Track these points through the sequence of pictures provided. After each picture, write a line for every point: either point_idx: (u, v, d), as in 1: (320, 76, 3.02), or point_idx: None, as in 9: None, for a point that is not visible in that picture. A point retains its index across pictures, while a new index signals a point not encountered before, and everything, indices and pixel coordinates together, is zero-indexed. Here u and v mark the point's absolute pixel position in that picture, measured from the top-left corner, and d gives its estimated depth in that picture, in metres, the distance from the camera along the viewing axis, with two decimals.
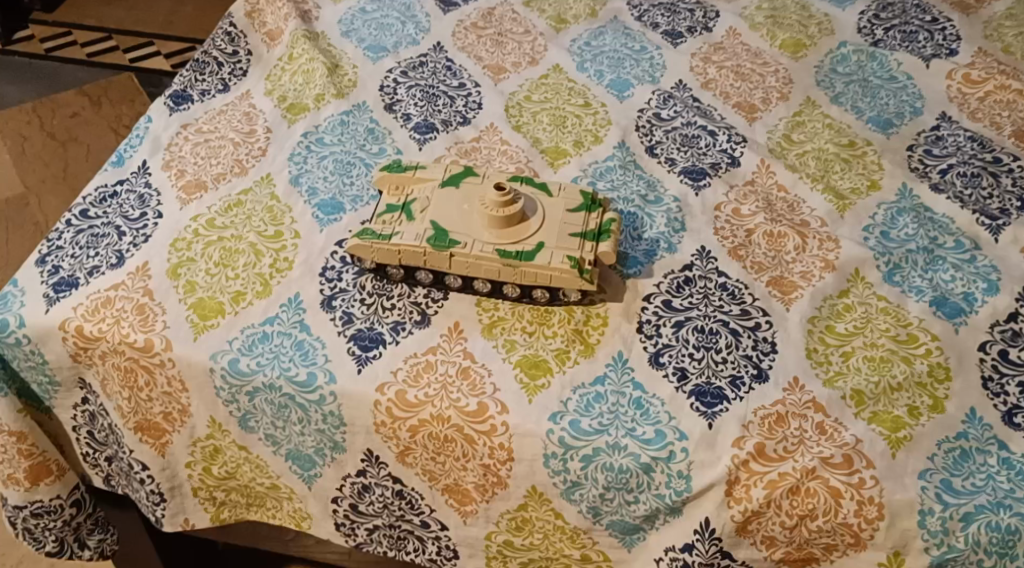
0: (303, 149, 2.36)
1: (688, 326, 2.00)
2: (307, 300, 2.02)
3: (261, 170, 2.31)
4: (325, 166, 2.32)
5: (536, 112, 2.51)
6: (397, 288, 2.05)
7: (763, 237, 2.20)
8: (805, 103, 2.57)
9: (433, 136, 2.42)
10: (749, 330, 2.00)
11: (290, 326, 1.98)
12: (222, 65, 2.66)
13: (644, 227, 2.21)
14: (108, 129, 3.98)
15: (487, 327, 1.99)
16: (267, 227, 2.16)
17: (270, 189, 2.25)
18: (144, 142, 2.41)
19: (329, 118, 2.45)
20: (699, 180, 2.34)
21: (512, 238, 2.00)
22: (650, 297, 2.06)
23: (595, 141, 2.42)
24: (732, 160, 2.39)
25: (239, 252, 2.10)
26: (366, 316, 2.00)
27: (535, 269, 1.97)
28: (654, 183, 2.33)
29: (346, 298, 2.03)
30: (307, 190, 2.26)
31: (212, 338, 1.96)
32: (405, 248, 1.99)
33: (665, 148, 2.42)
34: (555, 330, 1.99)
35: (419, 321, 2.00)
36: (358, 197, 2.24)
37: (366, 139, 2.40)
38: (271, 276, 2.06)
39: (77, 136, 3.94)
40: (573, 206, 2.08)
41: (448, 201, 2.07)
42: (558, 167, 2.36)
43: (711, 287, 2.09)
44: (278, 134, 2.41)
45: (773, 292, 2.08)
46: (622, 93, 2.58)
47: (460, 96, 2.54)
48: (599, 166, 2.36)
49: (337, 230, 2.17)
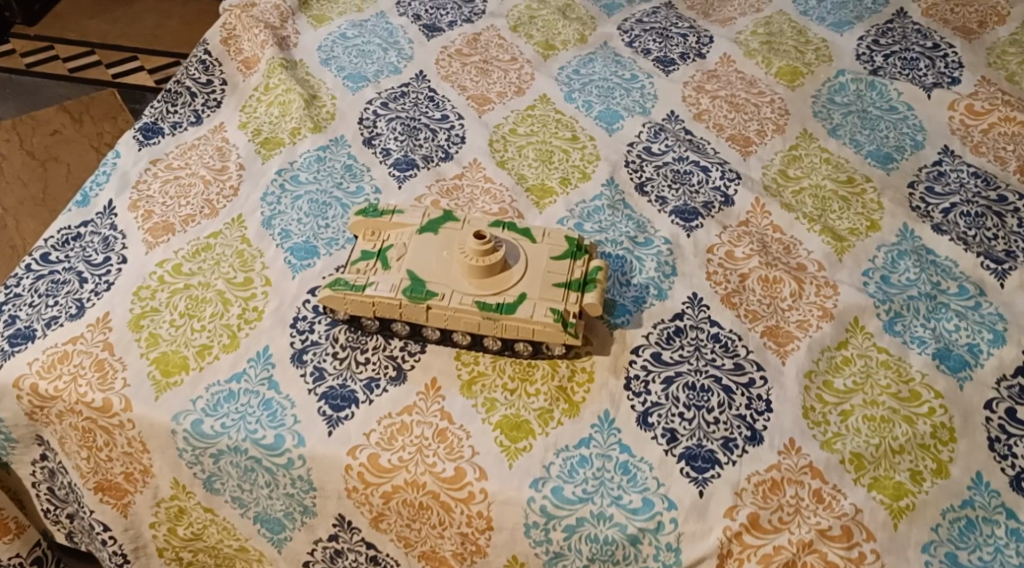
0: (277, 188, 2.26)
1: (678, 382, 1.90)
2: (276, 354, 1.92)
3: (231, 210, 2.20)
4: (300, 207, 2.21)
5: (521, 147, 2.40)
6: (372, 340, 1.95)
7: (758, 282, 2.09)
8: (802, 135, 2.46)
9: (413, 173, 2.31)
10: (742, 386, 1.89)
11: (258, 383, 1.88)
12: (195, 95, 2.55)
13: (633, 272, 2.11)
14: (89, 147, 3.63)
15: (467, 384, 1.89)
16: (236, 273, 2.06)
17: (241, 231, 2.15)
18: (111, 179, 2.31)
19: (305, 153, 2.35)
20: (691, 220, 2.23)
21: (492, 289, 1.90)
22: (639, 349, 1.96)
23: (582, 178, 2.31)
24: (726, 198, 2.28)
25: (206, 300, 2.00)
26: (339, 372, 1.90)
27: (517, 323, 1.87)
28: (644, 223, 2.22)
29: (319, 352, 1.93)
30: (280, 233, 2.15)
31: (174, 397, 1.86)
32: (379, 300, 1.89)
33: (656, 186, 2.31)
34: (538, 387, 1.89)
35: (395, 377, 1.90)
36: (333, 240, 2.14)
37: (343, 176, 2.29)
38: (239, 327, 1.96)
39: (59, 154, 3.58)
40: (558, 253, 1.97)
41: (426, 249, 1.96)
42: (544, 207, 2.24)
43: (703, 337, 1.98)
44: (251, 171, 2.31)
45: (768, 343, 1.98)
46: (611, 125, 2.47)
47: (442, 130, 2.43)
48: (587, 205, 2.25)
49: (310, 277, 2.06)
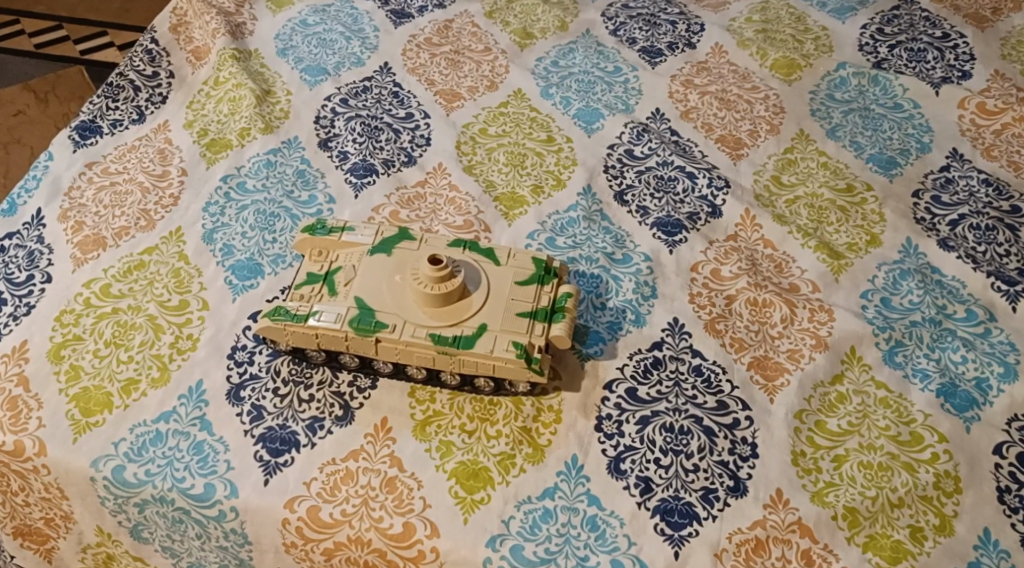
0: (221, 197, 2.06)
1: (655, 423, 1.71)
2: (210, 390, 1.75)
3: (170, 222, 2.02)
4: (245, 218, 2.02)
5: (491, 149, 2.20)
6: (318, 375, 1.77)
7: (745, 306, 1.90)
8: (798, 136, 2.25)
9: (371, 180, 2.11)
10: (725, 426, 1.71)
11: (187, 424, 1.71)
12: (139, 89, 2.34)
13: (609, 295, 1.92)
14: None
15: (420, 425, 1.71)
16: (170, 295, 1.88)
17: (178, 247, 1.97)
18: (41, 185, 2.11)
19: (253, 157, 2.15)
20: (674, 234, 2.03)
21: (450, 319, 1.71)
22: (613, 384, 1.77)
23: (557, 187, 2.11)
24: (713, 209, 2.08)
25: (135, 327, 1.83)
26: (279, 411, 1.73)
27: (475, 359, 1.69)
28: (622, 237, 2.03)
29: (258, 388, 1.76)
30: (222, 248, 1.96)
31: (95, 439, 1.70)
32: (323, 331, 1.71)
33: (637, 194, 2.11)
34: (499, 429, 1.71)
35: (341, 416, 1.72)
36: (280, 257, 1.95)
37: (294, 183, 2.10)
38: (170, 358, 1.79)
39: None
40: (523, 277, 1.78)
41: (377, 272, 1.77)
42: (514, 219, 2.05)
43: (684, 370, 1.79)
44: (194, 177, 2.11)
45: (755, 377, 1.79)
46: (590, 125, 2.27)
47: (406, 130, 2.23)
48: (560, 217, 2.05)
49: (252, 300, 1.88)
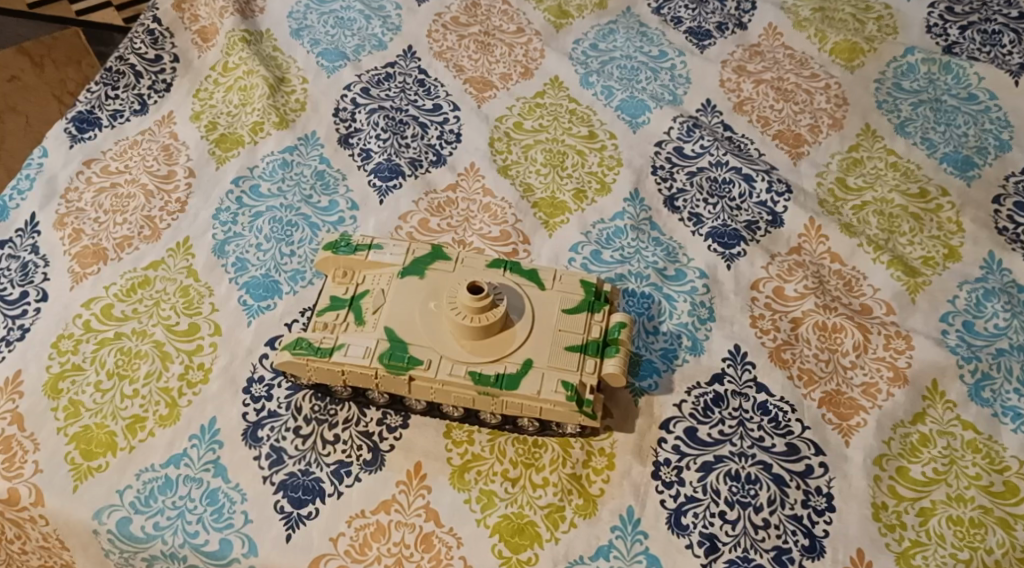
0: (232, 203, 1.87)
1: (719, 470, 1.54)
2: (224, 429, 1.58)
3: (177, 232, 1.83)
4: (259, 228, 1.83)
5: (528, 147, 2.00)
6: (344, 412, 1.60)
7: (813, 331, 1.72)
8: (864, 132, 2.04)
9: (397, 182, 1.91)
10: (796, 474, 1.54)
11: (200, 469, 1.55)
12: (140, 75, 2.10)
13: (662, 317, 1.74)
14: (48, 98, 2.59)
15: (458, 471, 1.55)
16: (178, 318, 1.70)
17: (186, 261, 1.78)
18: (35, 186, 1.91)
19: (267, 156, 1.95)
20: (731, 247, 1.84)
21: (491, 354, 1.54)
22: (670, 424, 1.60)
23: (601, 191, 1.92)
24: (773, 217, 1.89)
25: (140, 356, 1.66)
26: (301, 455, 1.56)
27: (520, 401, 1.52)
28: (674, 250, 1.84)
29: (277, 428, 1.59)
30: (235, 263, 1.78)
31: (97, 486, 1.54)
32: (349, 367, 1.54)
33: (689, 200, 1.92)
34: (545, 477, 1.54)
35: (370, 460, 1.56)
36: (299, 274, 1.76)
37: (313, 186, 1.90)
38: (179, 393, 1.62)
39: (15, 103, 2.56)
40: (571, 304, 1.60)
41: (409, 298, 1.59)
42: (555, 229, 1.85)
43: (748, 407, 1.62)
44: (202, 179, 1.92)
45: (828, 416, 1.61)
46: (636, 119, 2.06)
47: (434, 124, 2.02)
48: (606, 226, 1.86)
49: (269, 324, 1.70)
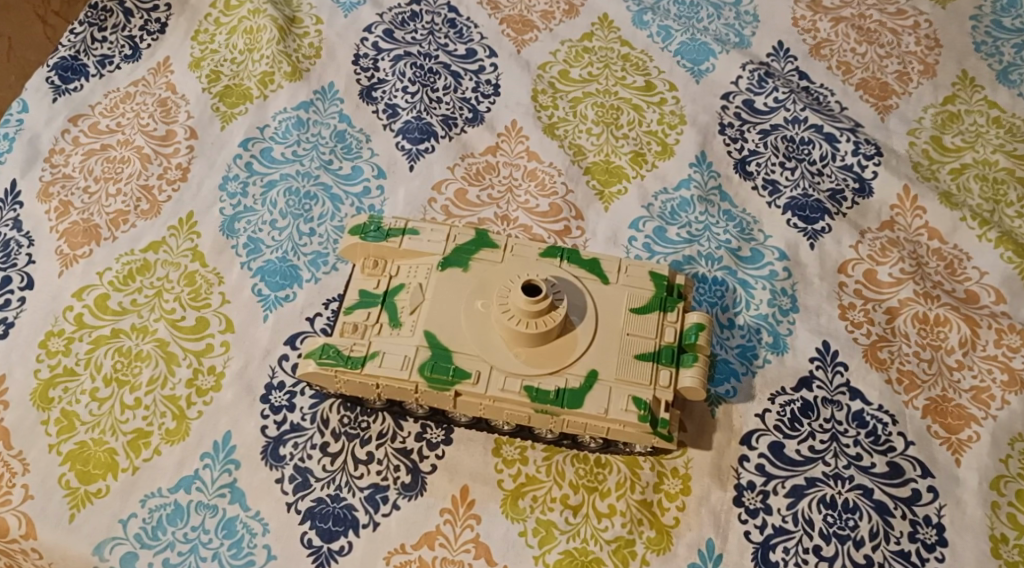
0: (241, 170, 1.62)
1: (812, 497, 1.36)
2: (240, 446, 1.37)
3: (179, 205, 1.58)
4: (273, 202, 1.59)
5: (576, 101, 1.72)
6: (377, 425, 1.39)
7: (912, 324, 1.51)
8: (960, 81, 1.78)
9: (429, 146, 1.65)
10: (900, 501, 1.36)
11: (214, 495, 1.34)
12: (130, 13, 1.80)
13: (738, 308, 1.52)
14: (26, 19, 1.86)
15: (511, 497, 1.35)
16: (183, 312, 1.47)
17: (190, 241, 1.54)
18: (15, 148, 1.64)
19: (278, 113, 1.69)
20: (814, 221, 1.61)
21: (549, 365, 1.32)
22: (752, 438, 1.40)
23: (663, 154, 1.66)
24: (860, 185, 1.65)
25: (141, 358, 1.43)
26: (330, 477, 1.36)
27: (584, 420, 1.31)
28: (749, 225, 1.60)
29: (301, 445, 1.38)
30: (246, 244, 1.54)
31: (97, 515, 1.33)
32: (385, 381, 1.32)
33: (763, 163, 1.67)
34: (611, 504, 1.35)
35: (409, 484, 1.35)
36: (320, 257, 1.53)
37: (333, 150, 1.65)
38: (188, 403, 1.40)
39: None
40: (640, 302, 1.38)
41: (452, 297, 1.37)
42: (611, 202, 1.61)
43: (842, 418, 1.42)
44: (205, 141, 1.66)
45: (934, 429, 1.42)
46: (698, 66, 1.77)
47: (467, 73, 1.74)
48: (670, 198, 1.62)
49: (287, 320, 1.47)
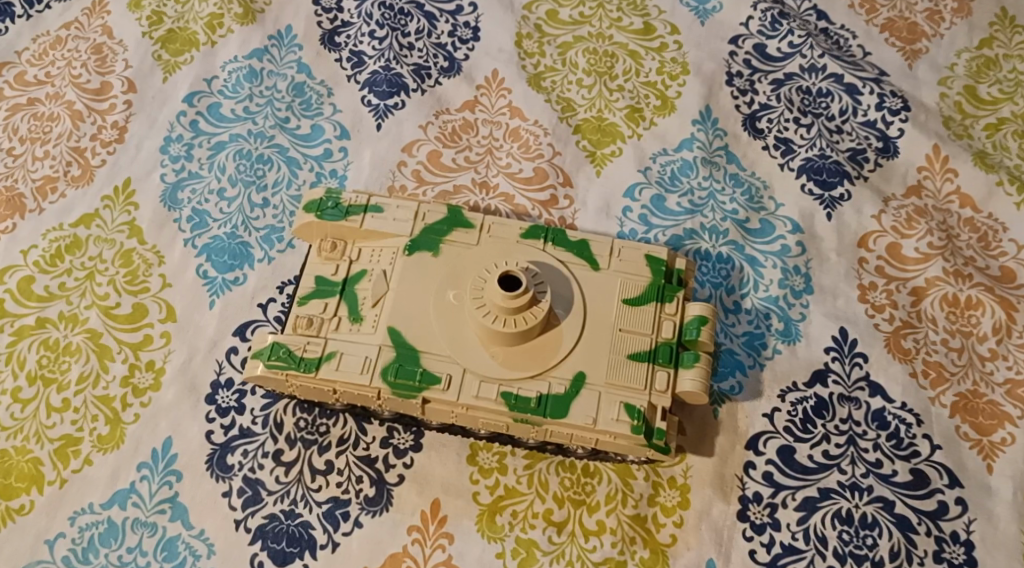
0: (185, 129, 1.43)
1: (826, 511, 1.21)
2: (182, 455, 1.22)
3: (114, 171, 1.40)
4: (221, 166, 1.40)
5: (566, 46, 1.52)
6: (337, 429, 1.24)
7: (940, 307, 1.35)
8: (998, 20, 1.56)
9: (398, 101, 1.46)
10: (925, 516, 1.21)
11: (152, 511, 1.19)
12: None
13: (745, 290, 1.35)
14: None
15: (488, 513, 1.20)
16: (118, 298, 1.30)
17: (127, 214, 1.37)
18: None
19: (227, 62, 1.49)
20: (831, 187, 1.43)
21: (530, 368, 1.16)
22: (759, 443, 1.25)
23: (662, 110, 1.47)
24: (885, 144, 1.47)
25: (70, 352, 1.27)
26: (284, 490, 1.21)
27: (569, 430, 1.15)
28: (759, 192, 1.42)
29: (252, 453, 1.22)
30: (191, 217, 1.36)
31: (20, 535, 1.18)
32: (343, 386, 1.16)
33: (775, 119, 1.47)
34: (600, 520, 1.20)
35: (373, 498, 1.20)
36: (274, 232, 1.36)
37: (290, 105, 1.46)
38: (123, 405, 1.24)
39: None
40: (635, 291, 1.21)
41: (419, 288, 1.20)
42: (604, 166, 1.42)
43: (860, 419, 1.26)
44: (144, 94, 1.46)
45: (963, 430, 1.27)
46: (704, 5, 1.56)
47: (442, 14, 1.53)
48: (670, 160, 1.43)
49: (236, 306, 1.30)
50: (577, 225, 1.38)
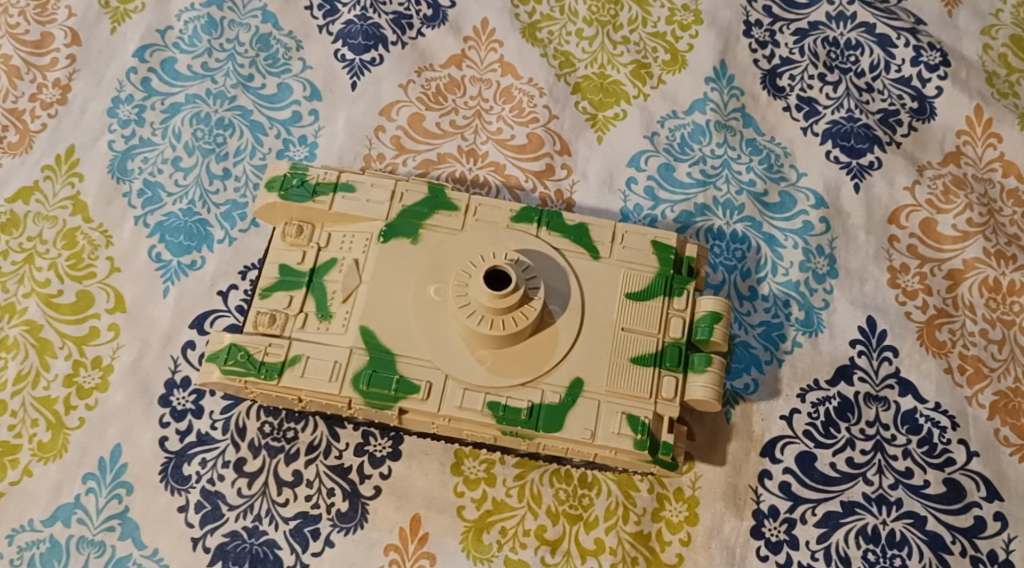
0: (136, 88, 1.28)
1: (850, 527, 1.09)
2: (133, 465, 1.09)
3: (56, 136, 1.25)
4: (176, 132, 1.25)
5: None
6: (306, 435, 1.11)
7: (979, 293, 1.21)
8: None
9: (375, 55, 1.30)
10: (959, 532, 1.09)
11: (100, 528, 1.07)
12: None
13: (762, 273, 1.20)
14: None
15: (474, 530, 1.08)
16: (61, 285, 1.17)
17: (71, 187, 1.22)
18: None
19: (184, 10, 1.32)
20: (860, 154, 1.27)
21: (520, 374, 1.02)
22: (777, 449, 1.12)
23: (672, 66, 1.31)
24: (921, 104, 1.31)
25: (6, 348, 1.14)
26: (246, 504, 1.08)
27: (564, 443, 1.02)
28: (778, 160, 1.27)
29: (211, 462, 1.10)
30: (142, 190, 1.22)
31: None
32: (309, 394, 1.03)
33: (798, 76, 1.31)
34: (599, 538, 1.08)
35: (346, 514, 1.08)
36: (236, 209, 1.21)
37: (254, 60, 1.29)
38: (66, 408, 1.12)
39: None
40: (639, 284, 1.07)
41: (396, 279, 1.06)
42: (606, 131, 1.27)
43: (889, 421, 1.14)
44: (89, 47, 1.30)
45: (1003, 434, 1.14)
46: None
47: None
48: (680, 124, 1.28)
49: (193, 295, 1.17)
50: (575, 200, 1.23)
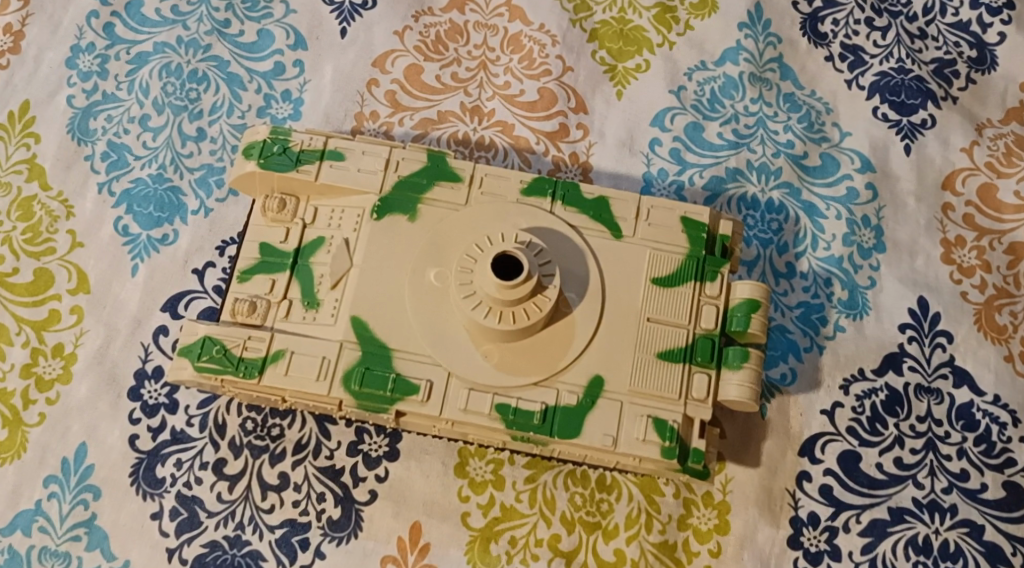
0: (98, 35, 1.13)
1: (899, 537, 0.98)
2: (100, 467, 0.98)
3: (8, 91, 1.11)
4: (144, 86, 1.11)
5: None
6: (293, 433, 1.00)
7: None
8: None
9: None
10: (1020, 542, 0.99)
11: (64, 538, 0.96)
12: None
13: (802, 248, 1.07)
14: None
15: (480, 540, 0.97)
16: (16, 262, 1.04)
17: (26, 150, 1.08)
18: None
19: None
20: (911, 111, 1.14)
21: (532, 372, 0.90)
22: (817, 447, 1.01)
23: (701, 9, 1.17)
24: (980, 53, 1.17)
25: None
26: (227, 511, 0.97)
27: (582, 449, 0.91)
28: (820, 117, 1.13)
29: (187, 464, 0.98)
30: (106, 153, 1.08)
31: None
32: (293, 393, 0.91)
33: (842, 21, 1.17)
34: (619, 549, 0.97)
35: (338, 522, 0.97)
36: (211, 174, 1.08)
37: (231, 3, 1.15)
38: (24, 402, 1.00)
39: None
40: (667, 268, 0.94)
41: (391, 263, 0.93)
42: (627, 85, 1.13)
43: (942, 416, 1.02)
44: None
45: None
46: None
47: None
48: (710, 77, 1.14)
49: (165, 273, 1.04)
50: (592, 164, 1.10)
